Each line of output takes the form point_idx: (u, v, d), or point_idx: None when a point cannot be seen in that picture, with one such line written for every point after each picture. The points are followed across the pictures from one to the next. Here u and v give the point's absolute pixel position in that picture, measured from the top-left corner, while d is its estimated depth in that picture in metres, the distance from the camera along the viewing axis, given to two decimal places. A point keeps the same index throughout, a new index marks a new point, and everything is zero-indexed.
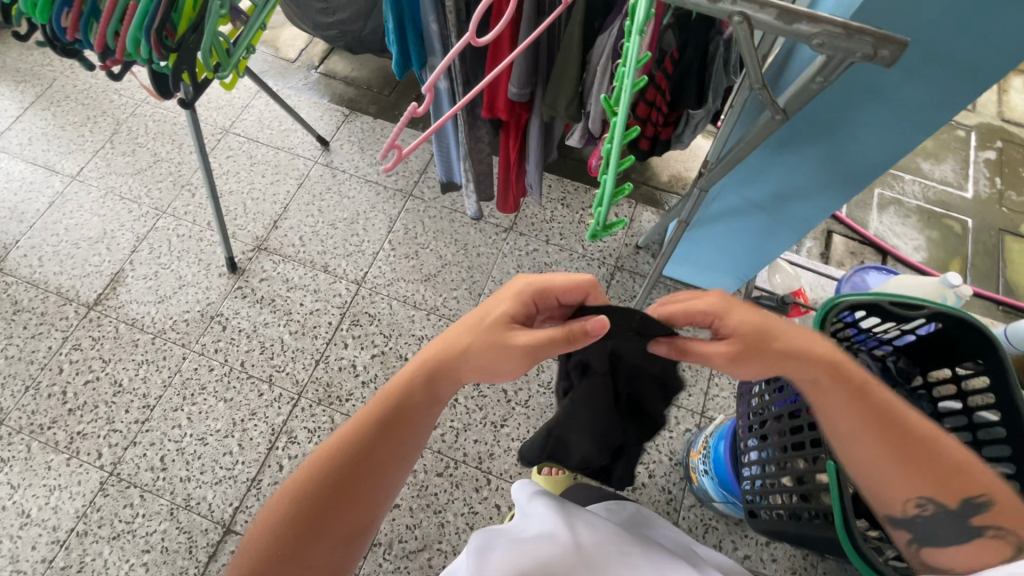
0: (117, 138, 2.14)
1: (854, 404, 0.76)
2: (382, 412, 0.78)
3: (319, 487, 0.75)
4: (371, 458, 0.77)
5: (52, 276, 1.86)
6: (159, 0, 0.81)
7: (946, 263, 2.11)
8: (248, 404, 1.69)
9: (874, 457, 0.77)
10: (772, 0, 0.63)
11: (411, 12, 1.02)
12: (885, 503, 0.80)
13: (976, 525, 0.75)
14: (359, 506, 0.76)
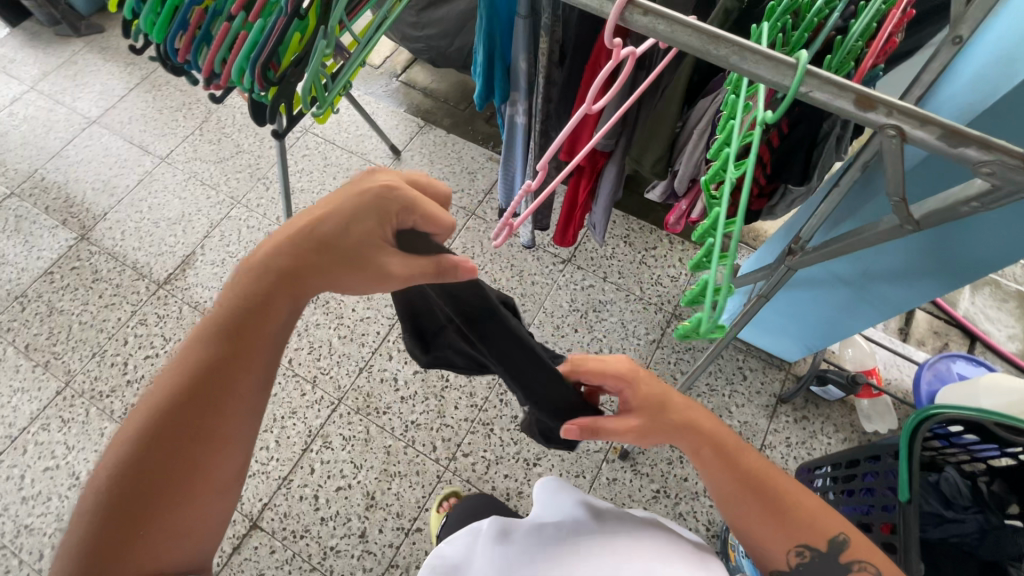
0: (207, 127, 2.25)
1: (726, 459, 0.76)
2: (219, 335, 0.68)
3: (155, 430, 0.65)
4: (215, 385, 0.67)
5: (130, 251, 1.97)
6: (272, 29, 0.65)
7: None
8: (289, 402, 1.72)
9: (739, 508, 0.75)
10: (936, 118, 0.52)
11: (503, 48, 0.97)
12: (764, 554, 0.77)
13: (843, 561, 0.74)
14: (210, 441, 0.67)
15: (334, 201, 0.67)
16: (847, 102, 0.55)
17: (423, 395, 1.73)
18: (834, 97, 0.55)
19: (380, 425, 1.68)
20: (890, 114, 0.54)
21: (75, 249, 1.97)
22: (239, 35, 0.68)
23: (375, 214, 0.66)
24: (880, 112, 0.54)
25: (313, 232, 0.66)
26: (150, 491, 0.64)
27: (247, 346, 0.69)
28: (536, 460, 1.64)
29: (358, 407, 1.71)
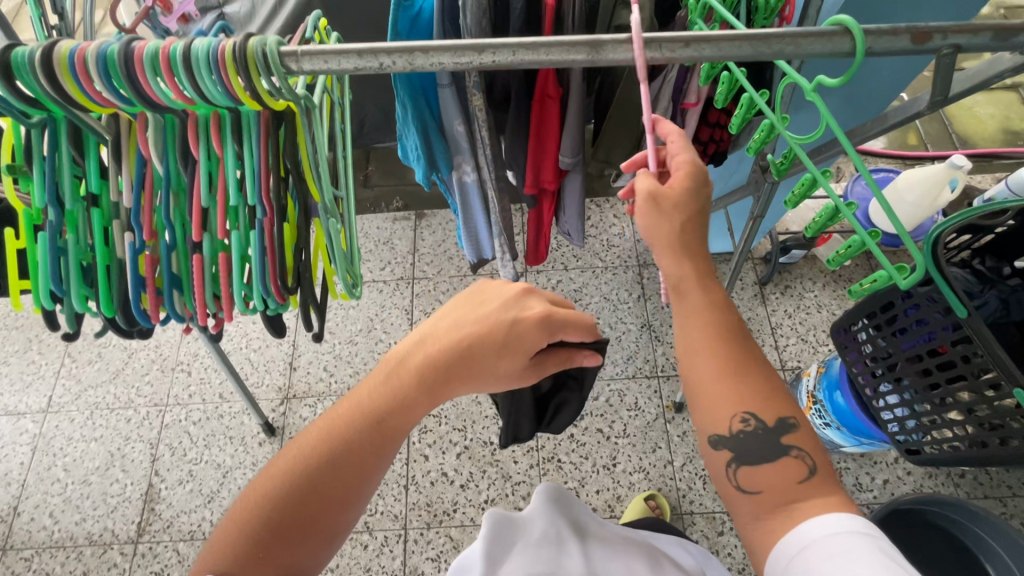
0: (75, 348, 1.89)
1: (711, 317, 0.68)
2: (374, 412, 0.71)
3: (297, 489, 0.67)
4: (364, 457, 0.70)
5: (75, 527, 1.62)
6: (267, 246, 0.65)
7: (906, 139, 2.24)
8: (358, 563, 1.54)
9: (700, 348, 0.68)
10: (987, 23, 0.54)
11: (434, 117, 0.94)
12: (707, 416, 0.67)
13: (782, 443, 0.66)
14: (336, 508, 0.68)
15: (471, 312, 0.74)
16: (903, 44, 0.55)
17: (480, 471, 1.65)
18: (890, 44, 0.55)
19: (459, 524, 1.58)
20: (947, 38, 0.54)
21: (5, 566, 1.58)
22: (217, 259, 0.67)
23: (520, 325, 0.72)
24: (937, 40, 0.54)
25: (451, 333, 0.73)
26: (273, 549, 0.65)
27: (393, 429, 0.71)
28: (613, 460, 1.64)
29: (428, 521, 1.59)
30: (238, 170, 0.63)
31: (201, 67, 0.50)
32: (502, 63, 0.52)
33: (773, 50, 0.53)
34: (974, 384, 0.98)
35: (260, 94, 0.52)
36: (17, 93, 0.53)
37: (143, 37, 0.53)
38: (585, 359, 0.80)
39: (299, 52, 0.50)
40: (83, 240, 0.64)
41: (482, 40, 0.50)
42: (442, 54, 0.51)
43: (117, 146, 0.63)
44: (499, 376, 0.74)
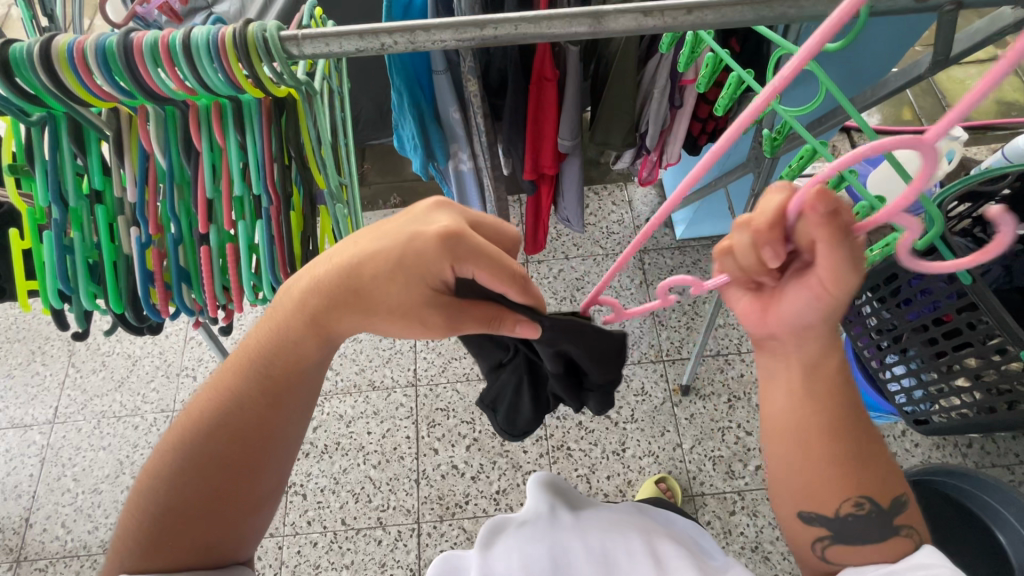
0: (78, 358, 1.88)
1: (830, 400, 0.63)
2: (264, 370, 0.68)
3: (197, 458, 0.67)
4: (260, 421, 0.68)
5: (88, 535, 1.62)
6: (274, 237, 0.66)
7: (900, 114, 2.24)
8: (373, 559, 1.55)
9: (816, 441, 0.63)
10: None
11: (430, 107, 0.94)
12: (818, 500, 0.65)
13: (895, 523, 0.64)
14: (231, 466, 0.67)
15: (374, 235, 0.62)
16: (904, 3, 0.54)
17: (491, 462, 1.65)
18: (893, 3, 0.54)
19: (472, 515, 1.59)
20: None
21: None
22: (224, 250, 0.67)
23: (419, 242, 0.60)
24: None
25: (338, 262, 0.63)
26: (179, 517, 0.66)
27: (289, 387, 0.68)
28: (622, 446, 1.65)
29: (441, 514, 1.59)
30: (242, 160, 0.63)
31: (201, 54, 0.50)
32: (504, 38, 0.51)
33: (773, 14, 0.52)
34: (981, 350, 0.98)
35: (262, 80, 0.52)
36: (15, 89, 0.53)
37: (141, 28, 0.52)
38: (518, 328, 0.64)
39: (299, 36, 0.49)
40: (88, 238, 0.64)
41: (483, 15, 0.50)
42: (443, 32, 0.50)
43: (118, 140, 0.62)
44: (390, 308, 0.62)
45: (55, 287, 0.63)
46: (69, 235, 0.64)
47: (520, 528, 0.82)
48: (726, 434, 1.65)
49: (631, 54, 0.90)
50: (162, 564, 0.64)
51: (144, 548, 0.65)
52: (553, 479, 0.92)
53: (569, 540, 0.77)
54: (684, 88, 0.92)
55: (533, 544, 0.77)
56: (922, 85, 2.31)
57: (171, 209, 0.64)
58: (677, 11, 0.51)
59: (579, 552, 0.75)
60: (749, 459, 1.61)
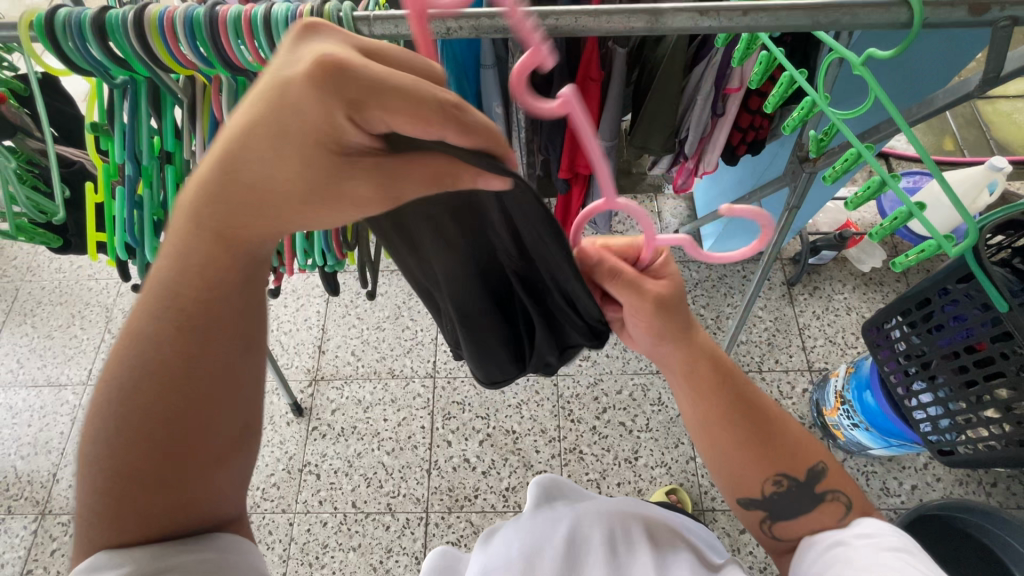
0: (115, 325, 1.96)
1: (726, 391, 0.71)
2: (183, 295, 0.59)
3: (128, 415, 0.58)
4: (183, 353, 0.59)
5: None
6: None
7: (942, 144, 2.20)
8: (380, 544, 1.57)
9: (726, 432, 0.71)
10: None
11: (475, 100, 0.97)
12: (743, 486, 0.74)
13: (818, 491, 0.72)
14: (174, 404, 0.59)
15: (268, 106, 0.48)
16: (961, 16, 0.56)
17: (503, 459, 1.66)
18: (948, 15, 0.56)
19: (480, 509, 1.60)
20: (1004, 9, 0.55)
21: (43, 529, 1.64)
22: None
23: (291, 88, 0.45)
24: (995, 11, 0.55)
25: (226, 146, 0.53)
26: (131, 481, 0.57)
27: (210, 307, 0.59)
28: (635, 454, 1.65)
29: (450, 506, 1.61)
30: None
31: (279, 30, 0.53)
32: (562, 30, 0.53)
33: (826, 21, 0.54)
34: (1013, 381, 0.96)
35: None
36: (107, 53, 0.57)
37: (223, 2, 0.56)
38: (480, 183, 0.52)
39: (371, 17, 0.53)
40: (156, 195, 0.68)
41: (545, 7, 0.52)
42: (506, 20, 0.53)
43: (191, 105, 0.66)
44: (293, 180, 0.50)
45: (123, 240, 0.68)
46: (140, 192, 0.68)
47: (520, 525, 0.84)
48: None
49: (678, 61, 0.91)
50: (131, 537, 0.57)
51: (102, 521, 0.57)
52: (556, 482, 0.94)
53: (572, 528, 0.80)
54: (727, 96, 0.93)
55: (533, 534, 0.80)
56: (967, 116, 2.27)
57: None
58: (735, 13, 0.54)
59: (585, 544, 0.77)
60: None
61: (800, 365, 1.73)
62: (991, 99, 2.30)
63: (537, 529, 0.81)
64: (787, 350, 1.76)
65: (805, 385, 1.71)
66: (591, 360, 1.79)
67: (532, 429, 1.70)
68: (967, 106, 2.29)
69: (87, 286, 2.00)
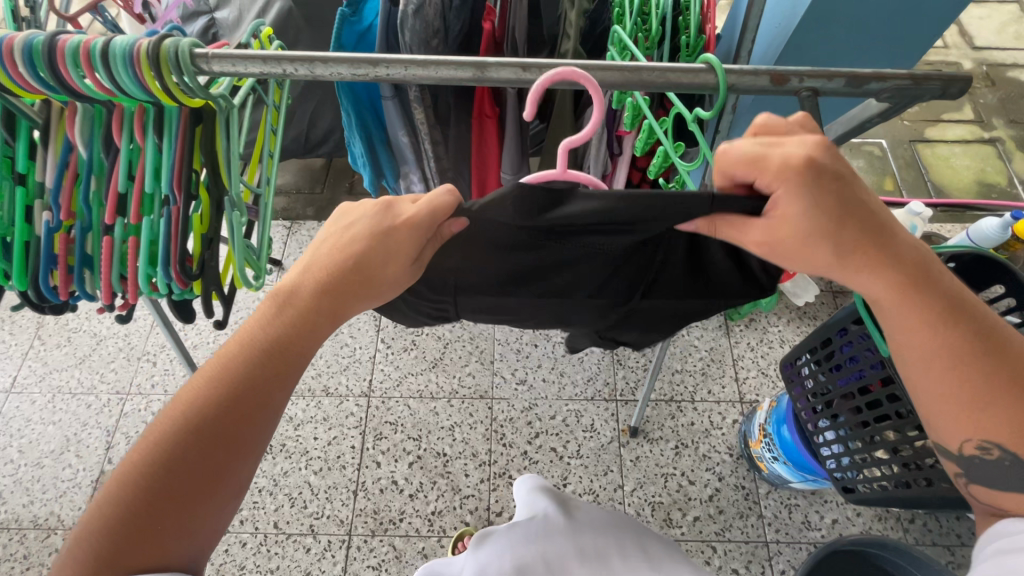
0: (46, 331, 1.91)
1: (938, 302, 0.66)
2: (254, 353, 0.68)
3: (168, 457, 0.62)
4: (243, 403, 0.65)
5: (22, 509, 1.63)
6: (170, 235, 0.67)
7: (882, 184, 2.28)
8: (299, 566, 1.54)
9: (933, 353, 0.67)
10: (840, 70, 0.62)
11: (380, 132, 0.98)
12: (941, 429, 0.70)
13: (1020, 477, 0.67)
14: (225, 453, 0.64)
15: (340, 239, 0.72)
16: (764, 84, 0.63)
17: (431, 482, 1.65)
18: (753, 83, 0.63)
19: (404, 533, 1.58)
20: (802, 81, 0.62)
21: None
22: (126, 242, 0.68)
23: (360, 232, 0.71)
24: (794, 82, 0.63)
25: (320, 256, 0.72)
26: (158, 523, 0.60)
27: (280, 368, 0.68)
28: (564, 480, 1.64)
29: (373, 529, 1.58)
30: (156, 160, 0.66)
31: (118, 61, 0.53)
32: (396, 76, 0.56)
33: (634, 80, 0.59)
34: (898, 424, 0.99)
35: (171, 90, 0.56)
36: None
37: (70, 30, 0.56)
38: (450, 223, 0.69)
39: (209, 55, 0.54)
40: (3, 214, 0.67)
41: (377, 55, 0.54)
42: (340, 65, 0.55)
43: (45, 129, 0.66)
44: (337, 260, 0.71)
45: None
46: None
47: (516, 530, 0.85)
48: (669, 480, 1.64)
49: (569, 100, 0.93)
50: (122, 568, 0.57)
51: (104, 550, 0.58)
52: (545, 491, 0.98)
53: (564, 540, 0.82)
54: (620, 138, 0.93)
55: (528, 543, 0.81)
56: (907, 158, 2.36)
57: (83, 197, 0.66)
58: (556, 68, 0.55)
59: (576, 554, 0.79)
60: (688, 509, 1.60)
61: (731, 396, 1.76)
62: (930, 142, 2.39)
63: (533, 536, 0.83)
64: (720, 381, 1.79)
65: (736, 416, 1.73)
66: (527, 384, 1.79)
67: (463, 451, 1.69)
68: (908, 148, 2.38)
69: None
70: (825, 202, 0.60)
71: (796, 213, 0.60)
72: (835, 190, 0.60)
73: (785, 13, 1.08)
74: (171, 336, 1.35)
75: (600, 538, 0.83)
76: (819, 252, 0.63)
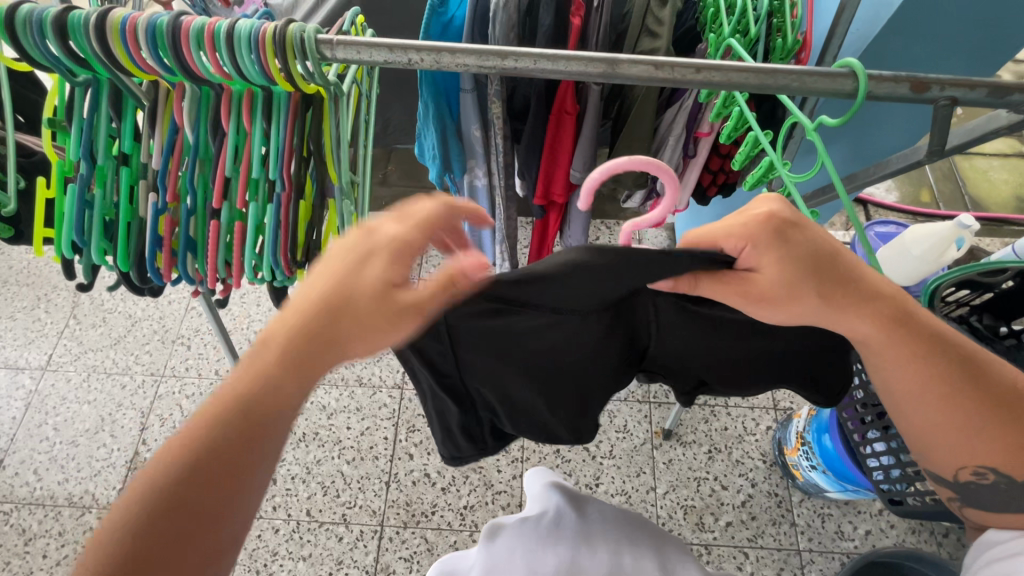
0: (81, 311, 1.92)
1: (920, 343, 0.65)
2: (236, 412, 0.53)
3: (136, 550, 0.48)
4: (227, 473, 0.52)
5: (57, 487, 1.64)
6: (278, 220, 0.63)
7: (918, 195, 2.26)
8: (331, 555, 1.54)
9: (921, 398, 0.67)
10: (983, 81, 0.60)
11: (453, 123, 0.97)
12: (937, 464, 0.72)
13: None
14: (207, 534, 0.51)
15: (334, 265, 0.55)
16: (904, 91, 0.61)
17: (463, 476, 1.65)
18: (892, 90, 0.62)
19: (436, 526, 1.58)
20: (944, 89, 0.61)
21: None
22: (233, 227, 0.64)
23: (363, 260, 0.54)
24: (934, 91, 0.61)
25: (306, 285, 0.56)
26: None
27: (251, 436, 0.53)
28: (596, 480, 1.64)
29: (405, 521, 1.59)
30: (264, 146, 0.62)
31: (241, 44, 0.52)
32: (523, 70, 0.54)
33: (775, 83, 0.55)
34: None
35: (295, 76, 0.54)
36: (68, 51, 0.55)
37: (191, 11, 0.55)
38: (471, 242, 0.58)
39: (334, 40, 0.52)
40: (110, 197, 0.63)
41: (506, 46, 0.53)
42: (467, 57, 0.53)
43: (153, 109, 0.62)
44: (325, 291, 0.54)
45: (68, 240, 0.62)
46: (92, 192, 0.63)
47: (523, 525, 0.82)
48: (701, 485, 1.64)
49: (653, 96, 0.88)
50: None
51: None
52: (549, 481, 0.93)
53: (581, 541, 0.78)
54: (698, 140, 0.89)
55: (537, 544, 0.78)
56: (943, 170, 2.34)
57: (189, 182, 0.63)
58: (688, 67, 0.53)
59: (588, 557, 0.76)
60: (720, 514, 1.60)
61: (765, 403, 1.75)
62: (967, 154, 2.37)
63: (541, 535, 0.80)
64: None
65: (770, 423, 1.73)
66: None
67: (495, 447, 1.69)
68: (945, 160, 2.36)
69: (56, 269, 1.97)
70: (768, 251, 0.59)
71: (774, 275, 0.59)
72: (802, 246, 0.60)
73: (871, 18, 1.06)
74: (217, 321, 1.35)
75: (612, 538, 0.80)
76: (803, 304, 0.62)
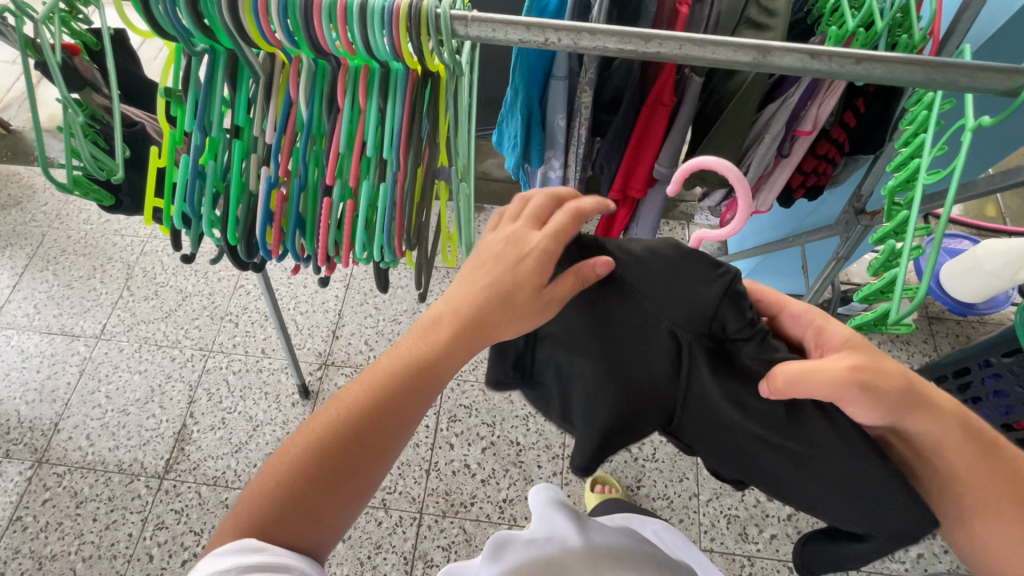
0: (134, 283, 1.96)
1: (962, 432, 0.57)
2: (405, 371, 0.62)
3: (320, 460, 0.59)
4: (391, 413, 0.61)
5: (108, 453, 1.68)
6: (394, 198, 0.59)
7: (983, 210, 2.16)
8: (370, 538, 1.55)
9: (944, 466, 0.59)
10: None
11: (537, 113, 0.95)
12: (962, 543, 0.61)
13: None
14: (373, 459, 0.60)
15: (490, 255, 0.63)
16: None
17: (504, 469, 1.65)
18: None
19: (475, 518, 1.58)
20: None
21: (38, 478, 1.65)
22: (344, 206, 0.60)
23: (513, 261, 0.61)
24: None
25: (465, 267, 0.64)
26: (257, 556, 0.54)
27: (397, 413, 0.61)
28: (638, 482, 1.62)
29: (444, 510, 1.59)
30: (379, 124, 0.59)
31: (375, 21, 0.51)
32: (664, 55, 0.49)
33: (946, 79, 0.50)
34: None
35: (424, 57, 0.53)
36: (197, 22, 0.54)
37: None
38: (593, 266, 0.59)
39: (469, 16, 0.50)
40: (222, 168, 0.61)
41: (650, 29, 0.48)
42: (608, 38, 0.49)
43: (268, 83, 0.60)
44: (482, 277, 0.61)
45: (180, 213, 0.60)
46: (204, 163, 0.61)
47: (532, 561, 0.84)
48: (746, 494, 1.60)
49: (757, 90, 0.83)
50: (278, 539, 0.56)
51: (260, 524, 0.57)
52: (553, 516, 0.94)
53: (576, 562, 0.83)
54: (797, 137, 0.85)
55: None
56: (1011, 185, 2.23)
57: (302, 158, 0.59)
58: (848, 59, 0.48)
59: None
60: (765, 526, 1.56)
61: None
62: None
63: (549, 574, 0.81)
64: None
65: None
66: None
67: (537, 442, 1.68)
68: None
69: (112, 241, 2.01)
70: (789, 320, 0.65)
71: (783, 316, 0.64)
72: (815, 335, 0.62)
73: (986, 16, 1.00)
74: (274, 301, 1.35)
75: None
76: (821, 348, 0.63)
